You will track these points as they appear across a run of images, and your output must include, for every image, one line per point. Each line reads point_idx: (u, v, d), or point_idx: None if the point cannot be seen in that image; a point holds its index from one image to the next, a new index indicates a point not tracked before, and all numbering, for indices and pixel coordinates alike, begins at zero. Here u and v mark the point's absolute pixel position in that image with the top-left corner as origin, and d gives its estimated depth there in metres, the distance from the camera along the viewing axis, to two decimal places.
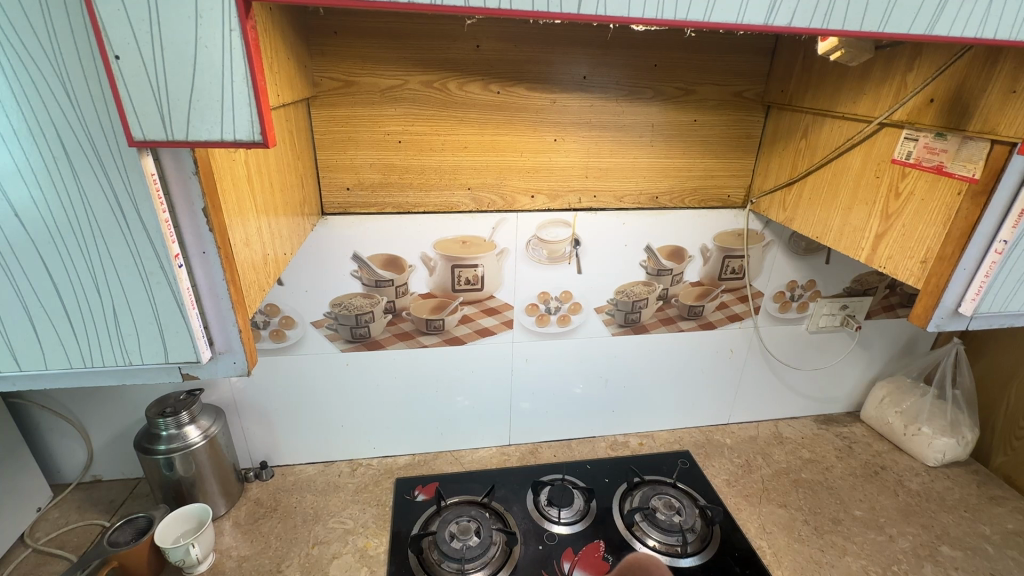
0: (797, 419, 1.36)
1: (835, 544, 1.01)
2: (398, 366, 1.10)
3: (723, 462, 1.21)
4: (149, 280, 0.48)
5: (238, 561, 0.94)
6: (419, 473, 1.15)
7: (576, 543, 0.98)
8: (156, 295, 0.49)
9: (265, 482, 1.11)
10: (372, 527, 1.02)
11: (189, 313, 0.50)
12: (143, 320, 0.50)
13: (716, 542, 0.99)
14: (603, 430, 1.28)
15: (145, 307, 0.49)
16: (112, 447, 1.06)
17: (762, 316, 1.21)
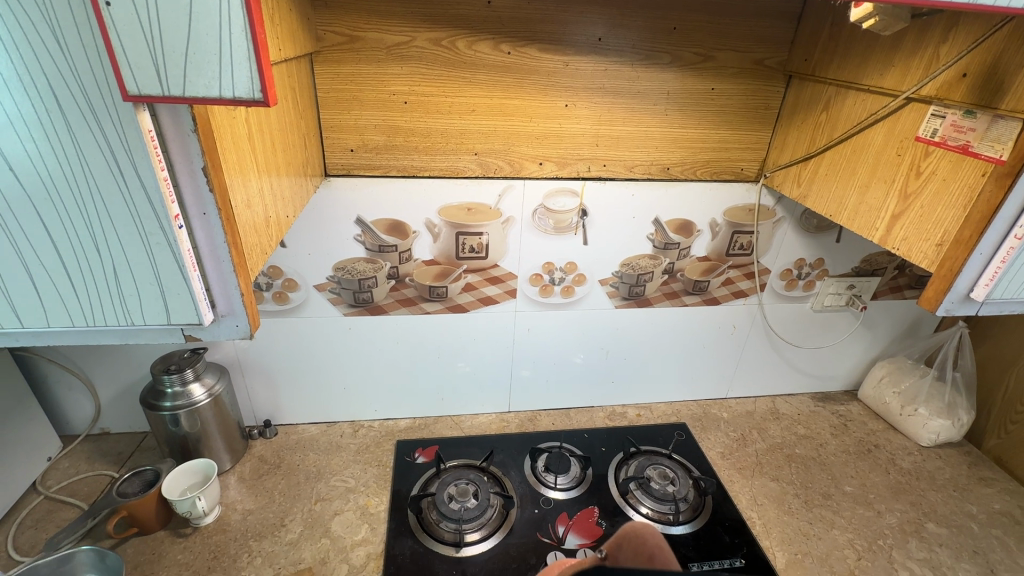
0: (795, 396, 1.37)
1: (823, 518, 1.03)
2: (401, 331, 1.11)
3: (719, 435, 1.23)
4: (149, 240, 0.47)
5: (243, 515, 0.97)
6: (420, 436, 1.17)
7: (571, 508, 1.01)
8: (156, 255, 0.48)
9: (268, 439, 1.14)
10: (372, 486, 1.04)
11: (190, 275, 0.49)
12: (143, 280, 0.49)
13: (708, 511, 1.02)
14: (602, 401, 1.30)
15: (145, 266, 0.48)
16: (118, 402, 1.08)
17: (768, 293, 1.20)
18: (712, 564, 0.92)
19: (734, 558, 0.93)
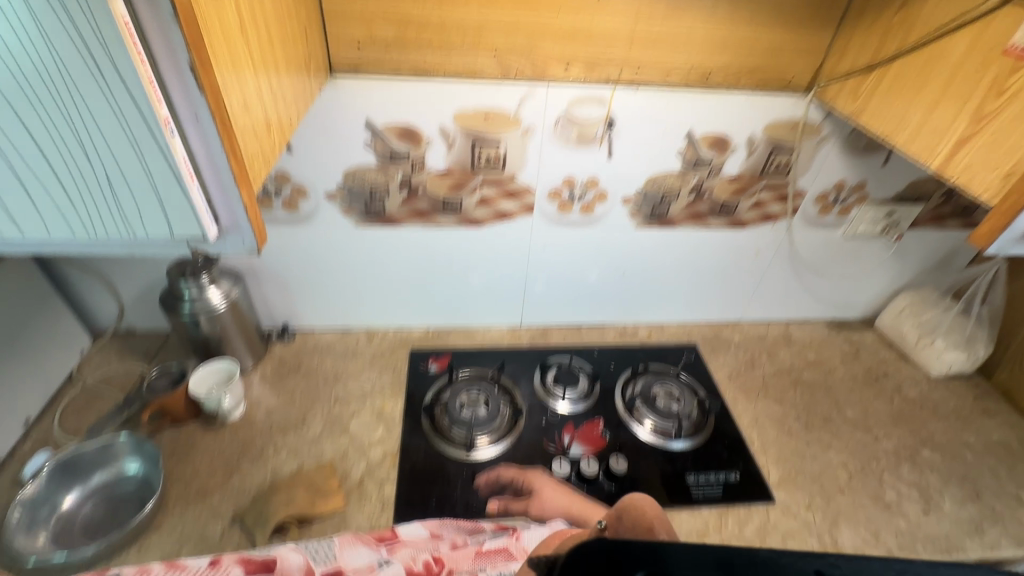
0: (810, 322, 1.36)
1: (821, 439, 1.07)
2: (414, 243, 1.09)
3: (728, 357, 1.24)
4: (140, 147, 0.43)
5: (266, 412, 1.02)
6: (433, 345, 1.20)
7: (577, 420, 1.05)
8: (150, 164, 0.44)
9: (287, 343, 1.17)
10: (387, 390, 1.09)
11: (189, 186, 0.46)
12: (141, 191, 0.46)
13: (710, 429, 1.05)
14: (614, 319, 1.29)
15: (141, 176, 0.45)
16: (140, 302, 1.10)
17: (798, 218, 1.14)
18: (709, 477, 0.97)
19: (730, 473, 0.98)
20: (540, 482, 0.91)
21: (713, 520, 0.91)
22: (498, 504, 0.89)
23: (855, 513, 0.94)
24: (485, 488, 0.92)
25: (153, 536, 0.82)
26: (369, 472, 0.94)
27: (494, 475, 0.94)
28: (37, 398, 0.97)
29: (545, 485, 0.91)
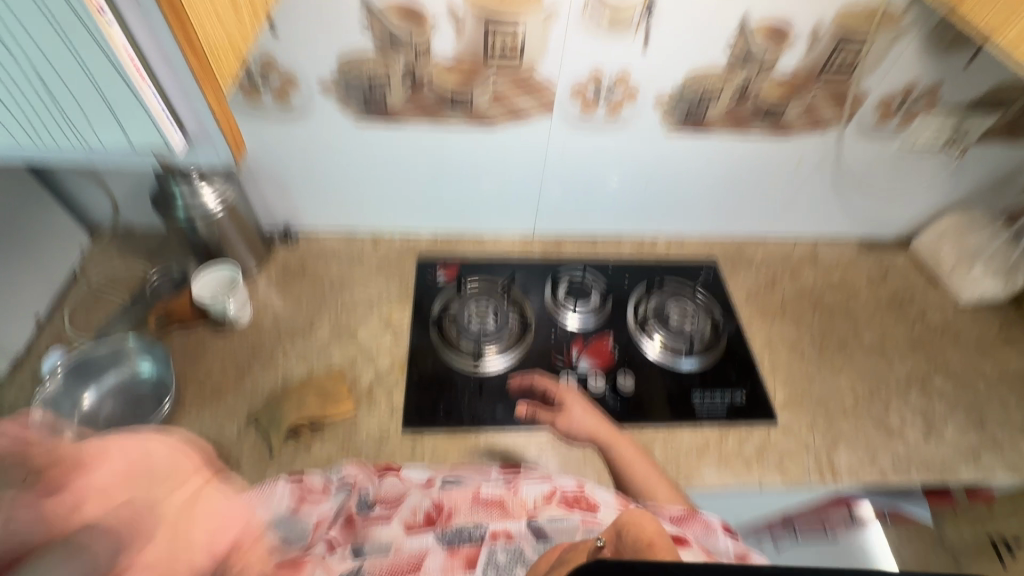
0: (841, 240, 1.28)
1: (833, 364, 1.05)
2: (420, 143, 0.99)
3: (748, 275, 1.19)
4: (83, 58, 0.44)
5: (274, 317, 1.02)
6: (442, 253, 1.15)
7: (587, 334, 1.03)
8: (98, 76, 0.46)
9: (291, 247, 1.13)
10: (395, 299, 1.07)
11: (145, 98, 0.48)
12: (92, 104, 0.48)
13: (721, 348, 1.04)
14: (632, 231, 1.22)
15: (89, 88, 0.46)
16: (132, 199, 1.04)
17: (853, 127, 1.01)
18: (715, 396, 0.97)
19: (736, 392, 0.98)
20: (569, 399, 0.87)
21: (715, 437, 0.93)
22: (529, 407, 0.89)
23: (856, 436, 0.95)
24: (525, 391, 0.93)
25: (174, 431, 0.85)
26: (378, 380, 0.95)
27: (530, 381, 0.93)
28: (44, 295, 0.96)
29: (574, 404, 0.86)
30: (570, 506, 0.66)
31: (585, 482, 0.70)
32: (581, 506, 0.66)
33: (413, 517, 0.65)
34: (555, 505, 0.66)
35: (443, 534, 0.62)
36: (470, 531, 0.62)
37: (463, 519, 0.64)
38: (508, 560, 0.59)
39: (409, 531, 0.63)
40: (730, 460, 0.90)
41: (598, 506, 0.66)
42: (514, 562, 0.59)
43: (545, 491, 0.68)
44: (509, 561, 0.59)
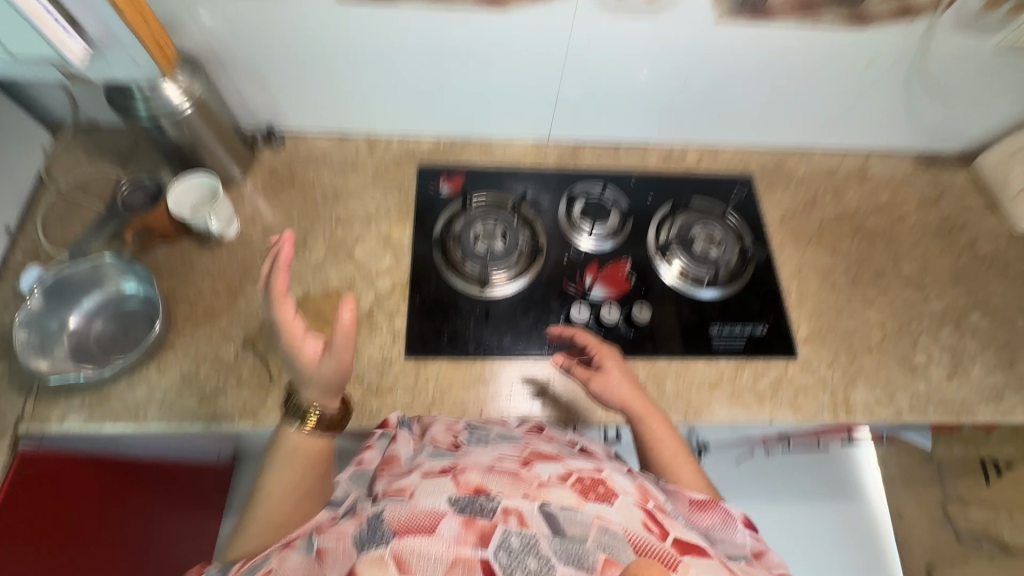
0: (895, 155, 1.13)
1: (864, 296, 0.98)
2: (416, 25, 0.83)
3: (785, 194, 1.07)
4: None
5: (264, 232, 0.93)
6: (445, 160, 1.03)
7: (602, 259, 0.95)
8: None
9: (277, 150, 1.01)
10: (394, 213, 0.97)
11: (32, 24, 0.67)
12: None
13: (746, 278, 0.96)
14: (661, 138, 1.07)
15: None
16: (89, 91, 0.90)
17: (951, 15, 0.85)
18: (733, 329, 0.92)
19: (757, 325, 0.92)
20: (609, 364, 0.79)
21: (729, 371, 0.89)
22: (567, 360, 0.81)
23: (876, 373, 0.91)
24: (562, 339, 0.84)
25: (170, 354, 0.82)
26: (377, 303, 0.89)
27: (570, 333, 0.83)
28: (10, 204, 0.87)
29: (613, 368, 0.78)
30: (585, 495, 0.55)
31: (604, 465, 0.61)
32: (598, 492, 0.56)
33: (430, 469, 0.59)
34: (568, 487, 0.56)
35: (455, 497, 0.53)
36: (484, 501, 0.52)
37: (474, 488, 0.54)
38: (522, 546, 0.49)
39: (424, 490, 0.54)
40: (742, 394, 0.88)
41: (616, 495, 0.57)
42: (530, 551, 0.48)
43: (559, 471, 0.59)
44: (523, 548, 0.48)
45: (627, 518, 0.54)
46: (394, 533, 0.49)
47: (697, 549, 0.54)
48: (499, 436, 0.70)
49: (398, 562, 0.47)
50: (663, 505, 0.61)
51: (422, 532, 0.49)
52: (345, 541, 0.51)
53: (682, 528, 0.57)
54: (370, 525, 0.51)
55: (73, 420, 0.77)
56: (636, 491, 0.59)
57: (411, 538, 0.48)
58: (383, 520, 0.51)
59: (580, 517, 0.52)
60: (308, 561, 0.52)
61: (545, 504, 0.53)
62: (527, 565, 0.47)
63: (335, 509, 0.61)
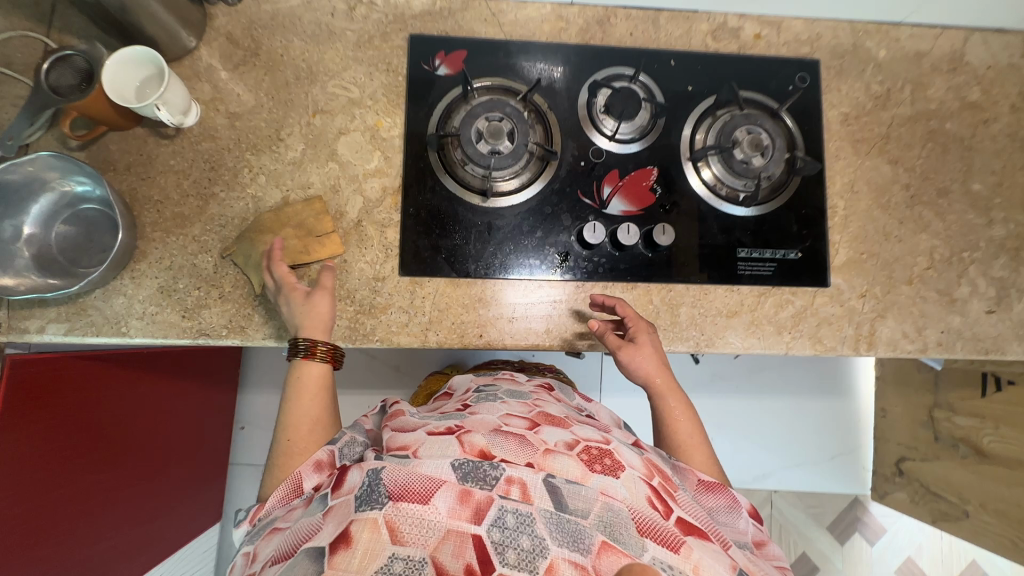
0: (1003, 36, 0.90)
1: (919, 219, 0.86)
2: None
3: (855, 87, 0.88)
4: None
5: (230, 120, 0.79)
6: (442, 29, 0.83)
7: (625, 166, 0.82)
8: None
9: (233, 10, 0.81)
10: (382, 101, 0.81)
11: None
12: None
13: (789, 194, 0.84)
14: (714, 5, 0.85)
15: None
16: None
17: None
18: (763, 254, 0.82)
19: (790, 250, 0.83)
20: (644, 340, 0.76)
21: (751, 299, 0.82)
22: (602, 327, 0.77)
23: (911, 305, 0.84)
24: (597, 308, 0.79)
25: (144, 263, 0.75)
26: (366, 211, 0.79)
27: (608, 304, 0.77)
28: None
29: (647, 345, 0.76)
30: (590, 467, 0.61)
31: (612, 439, 0.67)
32: (604, 465, 0.62)
33: (436, 427, 0.63)
34: (575, 459, 0.62)
35: (458, 460, 0.56)
36: (487, 469, 0.56)
37: (478, 453, 0.58)
38: (516, 525, 0.52)
39: (429, 451, 0.58)
40: (761, 324, 0.82)
41: (622, 468, 0.63)
42: (524, 530, 0.51)
43: (568, 440, 0.65)
44: (517, 526, 0.52)
45: (633, 494, 0.60)
46: (389, 496, 0.51)
47: (696, 531, 0.60)
48: (507, 392, 0.78)
49: (392, 529, 0.49)
50: (666, 479, 0.67)
51: (415, 499, 0.51)
52: (348, 493, 0.54)
53: (685, 508, 0.63)
54: (369, 483, 0.53)
55: (54, 330, 0.73)
56: (642, 466, 0.66)
57: (407, 504, 0.51)
58: (381, 481, 0.53)
59: (582, 492, 0.57)
60: (314, 517, 0.54)
61: (549, 476, 0.58)
62: (519, 545, 0.50)
63: (333, 446, 0.64)
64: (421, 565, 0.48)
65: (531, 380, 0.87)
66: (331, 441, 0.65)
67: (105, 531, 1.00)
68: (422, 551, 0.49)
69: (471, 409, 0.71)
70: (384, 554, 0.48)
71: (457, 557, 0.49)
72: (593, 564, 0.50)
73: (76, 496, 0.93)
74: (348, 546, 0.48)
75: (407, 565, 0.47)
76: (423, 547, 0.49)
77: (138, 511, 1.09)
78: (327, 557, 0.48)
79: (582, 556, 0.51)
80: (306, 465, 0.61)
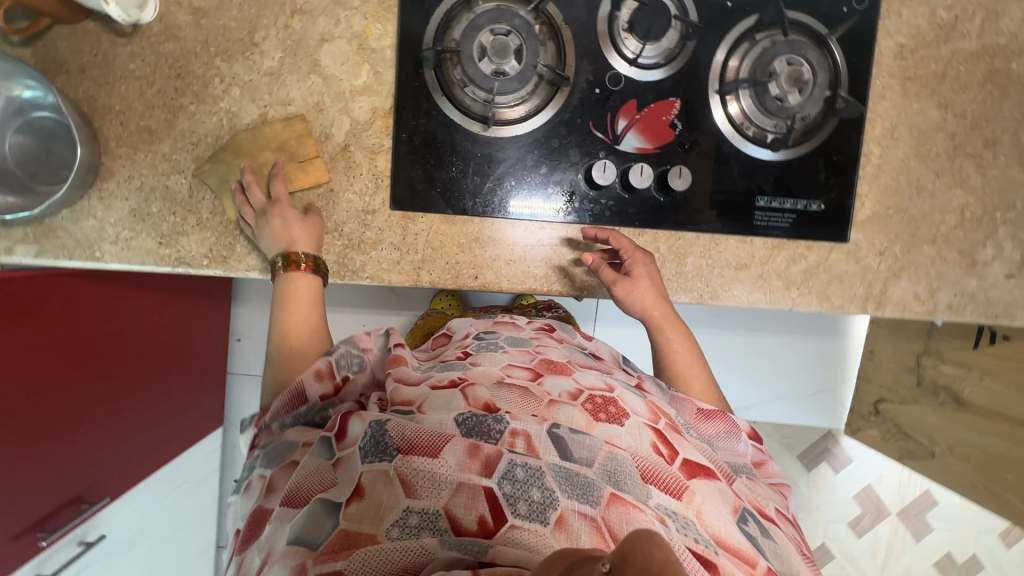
0: None
1: (957, 172, 0.79)
2: None
3: (919, 12, 0.76)
4: None
5: (194, 18, 0.68)
6: None
7: (644, 96, 0.73)
8: None
9: None
10: (372, 2, 0.70)
11: None
12: None
13: (821, 138, 0.76)
14: None
15: None
16: None
17: None
18: (784, 204, 0.76)
19: (814, 201, 0.77)
20: (641, 272, 0.72)
21: (763, 251, 0.78)
22: (596, 260, 0.73)
23: (928, 266, 0.80)
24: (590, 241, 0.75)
25: (111, 183, 0.69)
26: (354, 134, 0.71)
27: (602, 238, 0.73)
28: None
29: (643, 277, 0.72)
30: (595, 416, 0.61)
31: (616, 385, 0.67)
32: (608, 413, 0.62)
33: (439, 380, 0.63)
34: (579, 408, 0.61)
35: (462, 415, 0.56)
36: (491, 423, 0.56)
37: (482, 406, 0.59)
38: (526, 478, 0.51)
39: (433, 406, 0.58)
40: (770, 278, 0.78)
41: (626, 416, 0.63)
42: (534, 483, 0.51)
43: (571, 389, 0.65)
44: (527, 479, 0.51)
45: (636, 441, 0.60)
46: (397, 450, 0.51)
47: (701, 471, 0.61)
48: (508, 340, 0.77)
49: (404, 482, 0.49)
50: (672, 423, 0.67)
51: (426, 453, 0.51)
52: (353, 443, 0.53)
53: (690, 448, 0.64)
54: (371, 435, 0.53)
55: (23, 251, 0.69)
56: (646, 410, 0.65)
57: (417, 457, 0.51)
58: (386, 432, 0.52)
59: (587, 440, 0.57)
60: (321, 464, 0.53)
61: (554, 426, 0.58)
62: (530, 498, 0.50)
63: (331, 357, 0.65)
64: (435, 517, 0.48)
65: (532, 323, 0.85)
66: (329, 352, 0.66)
67: (108, 440, 1.04)
68: (435, 502, 0.49)
69: (472, 359, 0.70)
70: (400, 507, 0.48)
71: (469, 509, 0.48)
72: (601, 515, 0.50)
73: (70, 409, 0.94)
74: (362, 497, 0.49)
75: (422, 518, 0.47)
76: (436, 499, 0.49)
77: (144, 419, 1.12)
78: (342, 511, 0.48)
79: (589, 508, 0.50)
80: (307, 374, 0.62)
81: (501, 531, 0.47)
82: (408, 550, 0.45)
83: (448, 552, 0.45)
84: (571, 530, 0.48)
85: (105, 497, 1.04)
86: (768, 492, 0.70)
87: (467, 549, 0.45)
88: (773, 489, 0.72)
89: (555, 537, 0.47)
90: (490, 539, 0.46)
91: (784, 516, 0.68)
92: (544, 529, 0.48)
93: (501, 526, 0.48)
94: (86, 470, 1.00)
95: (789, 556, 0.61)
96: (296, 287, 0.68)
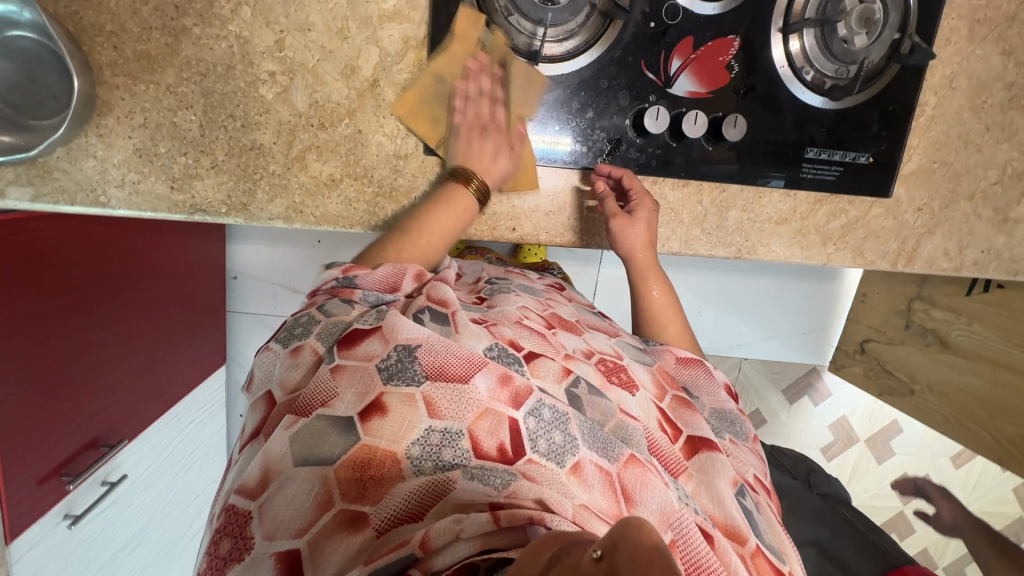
0: None
1: (1007, 125, 0.76)
2: None
3: None
4: None
5: None
6: None
7: (701, 31, 0.67)
8: None
9: None
10: None
11: None
12: None
13: (880, 86, 0.72)
14: None
15: None
16: None
17: None
18: (833, 156, 0.73)
19: (862, 153, 0.74)
20: (643, 216, 0.69)
21: (805, 206, 0.76)
22: (606, 189, 0.70)
23: (962, 223, 0.79)
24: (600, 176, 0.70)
25: (110, 118, 0.61)
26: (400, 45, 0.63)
27: (614, 175, 0.69)
28: None
29: (642, 220, 0.69)
30: (608, 377, 0.59)
31: (626, 354, 0.64)
32: (621, 378, 0.59)
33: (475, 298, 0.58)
34: (594, 366, 0.59)
35: (491, 348, 0.52)
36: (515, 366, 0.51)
37: (508, 342, 0.55)
38: (551, 419, 0.48)
39: (466, 324, 0.54)
40: (808, 234, 0.77)
41: (637, 386, 0.60)
42: (557, 426, 0.47)
43: (583, 347, 0.62)
44: (552, 421, 0.48)
45: (647, 414, 0.57)
46: (426, 376, 0.47)
47: (709, 446, 0.58)
48: (520, 286, 0.73)
49: (428, 403, 0.46)
50: (682, 396, 0.64)
51: (455, 379, 0.47)
52: (366, 360, 0.48)
53: (701, 422, 0.61)
54: (398, 359, 0.48)
55: (16, 195, 0.62)
56: (653, 383, 0.62)
57: (445, 383, 0.47)
58: (415, 359, 0.48)
59: (602, 402, 0.54)
60: (321, 375, 0.48)
61: (572, 384, 0.54)
62: (551, 438, 0.47)
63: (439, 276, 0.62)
64: (457, 437, 0.44)
65: (542, 279, 0.82)
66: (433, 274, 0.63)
67: (121, 386, 1.03)
68: (460, 423, 0.45)
69: (486, 303, 0.66)
70: (421, 426, 0.45)
71: (492, 434, 0.45)
72: (617, 471, 0.47)
73: (78, 354, 0.92)
74: (383, 414, 0.45)
75: (443, 437, 0.44)
76: (460, 419, 0.45)
77: (153, 361, 1.11)
78: (359, 427, 0.45)
79: (608, 463, 0.47)
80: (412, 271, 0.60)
81: (519, 462, 0.44)
82: (423, 483, 0.42)
83: (467, 484, 0.42)
84: (585, 476, 0.45)
85: (123, 439, 1.05)
86: (745, 452, 0.65)
87: (489, 485, 0.41)
88: (753, 453, 0.67)
89: (569, 479, 0.44)
90: (510, 467, 0.44)
91: (760, 481, 0.63)
92: (559, 470, 0.45)
93: (520, 457, 0.45)
94: (103, 414, 1.00)
95: (775, 533, 0.57)
96: (454, 200, 0.64)
